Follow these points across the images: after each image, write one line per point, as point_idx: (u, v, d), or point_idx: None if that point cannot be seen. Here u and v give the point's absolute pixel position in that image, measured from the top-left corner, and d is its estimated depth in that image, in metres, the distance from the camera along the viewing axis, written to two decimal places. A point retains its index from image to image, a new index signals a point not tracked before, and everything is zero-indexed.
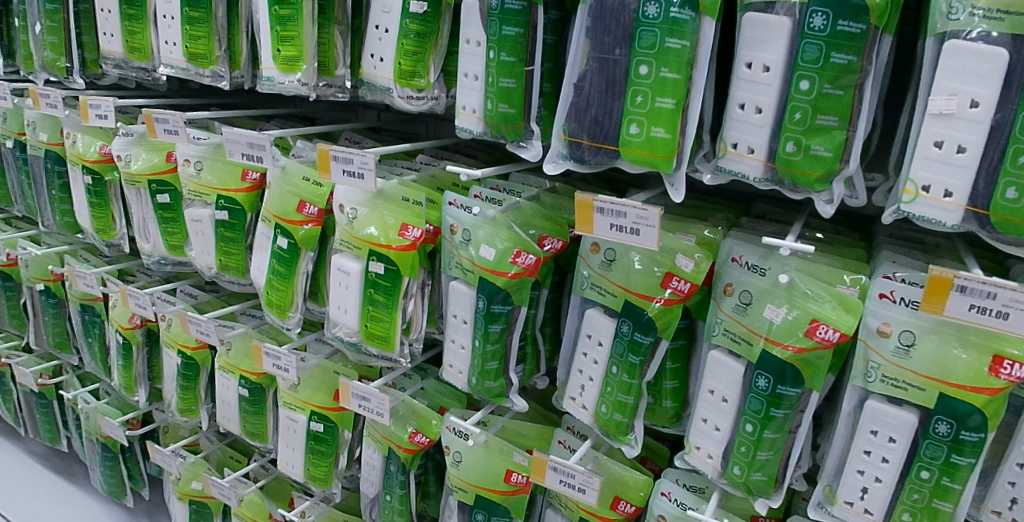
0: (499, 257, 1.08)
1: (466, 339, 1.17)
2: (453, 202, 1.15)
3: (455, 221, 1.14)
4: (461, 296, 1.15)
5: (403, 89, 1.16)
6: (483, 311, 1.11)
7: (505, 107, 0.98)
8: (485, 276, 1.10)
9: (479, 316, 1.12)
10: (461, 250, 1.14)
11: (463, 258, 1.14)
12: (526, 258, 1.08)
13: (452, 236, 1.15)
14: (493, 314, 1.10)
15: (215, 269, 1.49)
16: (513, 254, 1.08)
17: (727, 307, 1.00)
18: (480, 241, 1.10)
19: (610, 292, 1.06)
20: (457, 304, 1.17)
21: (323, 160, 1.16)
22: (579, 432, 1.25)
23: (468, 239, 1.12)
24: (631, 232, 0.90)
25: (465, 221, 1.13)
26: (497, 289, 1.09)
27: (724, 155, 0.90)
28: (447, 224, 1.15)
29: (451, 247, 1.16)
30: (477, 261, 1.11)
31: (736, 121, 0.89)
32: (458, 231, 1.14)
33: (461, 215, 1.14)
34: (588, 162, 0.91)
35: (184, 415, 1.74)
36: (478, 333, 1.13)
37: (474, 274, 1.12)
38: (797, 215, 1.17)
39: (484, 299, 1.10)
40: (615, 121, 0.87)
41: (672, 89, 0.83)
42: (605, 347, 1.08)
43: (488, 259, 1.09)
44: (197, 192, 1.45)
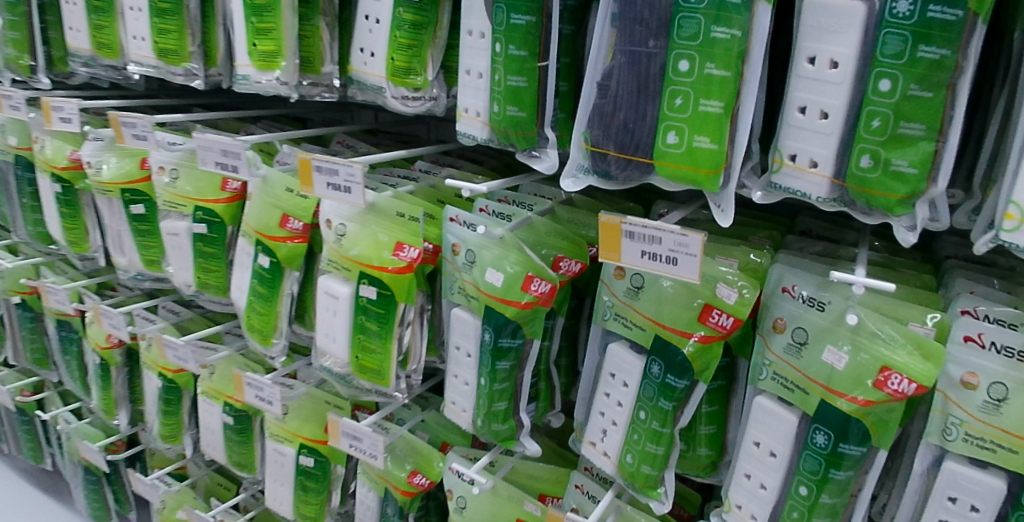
0: (508, 284, 0.93)
1: (470, 376, 1.03)
2: (454, 217, 1.00)
3: (457, 239, 0.99)
4: (464, 327, 1.01)
5: (396, 88, 1.01)
6: (490, 345, 0.96)
7: (514, 110, 0.82)
8: (493, 305, 0.95)
9: (485, 351, 0.97)
10: (463, 274, 0.99)
11: (466, 283, 0.99)
12: (540, 285, 0.93)
13: (452, 258, 1.01)
14: (501, 349, 0.96)
15: (194, 287, 1.36)
16: (524, 281, 0.92)
17: (777, 347, 0.85)
18: (486, 264, 0.95)
19: (637, 324, 0.91)
20: (459, 335, 1.02)
21: (305, 171, 0.99)
22: (597, 473, 1.10)
23: (472, 262, 0.97)
24: (665, 261, 0.75)
25: (468, 241, 0.97)
26: (505, 321, 0.94)
27: (779, 169, 0.75)
28: (448, 243, 1.00)
29: (453, 270, 1.02)
30: (483, 288, 0.95)
31: (795, 128, 0.74)
32: (461, 252, 0.99)
33: (464, 233, 0.99)
34: (615, 177, 0.74)
35: (166, 442, 1.61)
36: (484, 371, 0.99)
37: (479, 302, 0.97)
38: (848, 232, 1.03)
39: (492, 332, 0.96)
40: (649, 128, 0.71)
41: (721, 90, 0.68)
42: (631, 389, 0.93)
43: (494, 287, 0.94)
44: (172, 203, 1.31)
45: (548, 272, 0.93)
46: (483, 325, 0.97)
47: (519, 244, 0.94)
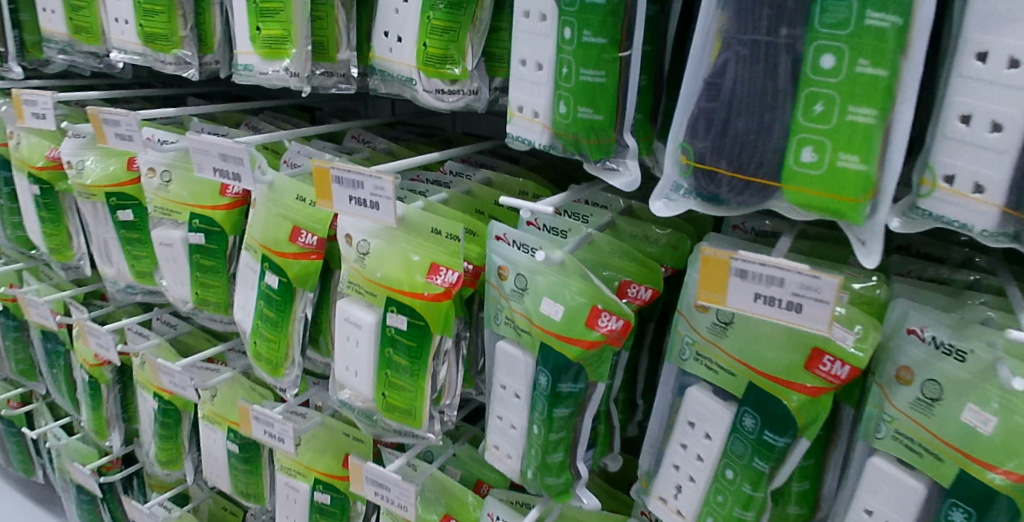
0: (570, 318, 0.78)
1: (518, 420, 0.88)
2: (500, 236, 0.85)
3: (505, 261, 0.84)
4: (512, 365, 0.86)
5: (429, 79, 0.85)
6: (547, 389, 0.82)
7: (588, 112, 0.66)
8: (549, 342, 0.80)
9: (539, 395, 0.83)
10: (511, 303, 0.84)
11: (515, 314, 0.84)
12: (609, 321, 0.77)
13: (497, 283, 0.85)
14: (559, 393, 0.82)
15: (192, 304, 1.21)
16: (590, 315, 0.77)
17: (901, 401, 0.71)
18: (540, 293, 0.80)
19: (725, 368, 0.77)
20: (505, 373, 0.87)
21: (321, 181, 0.83)
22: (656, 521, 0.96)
23: (523, 289, 0.82)
24: (786, 307, 0.59)
25: (519, 264, 0.82)
26: (565, 363, 0.80)
27: (929, 192, 0.58)
28: (493, 265, 0.85)
29: (497, 297, 0.86)
30: (537, 322, 0.80)
31: (953, 141, 0.56)
32: (508, 276, 0.83)
33: (513, 256, 0.83)
34: (725, 202, 0.58)
35: (165, 467, 1.47)
36: (538, 417, 0.84)
37: (533, 338, 0.82)
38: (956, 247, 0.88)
39: (549, 374, 0.81)
40: (774, 142, 0.54)
41: (874, 94, 0.51)
42: (715, 443, 0.79)
43: (552, 321, 0.79)
44: (165, 209, 1.16)
45: (618, 305, 0.78)
46: (537, 364, 0.82)
47: (584, 270, 0.79)
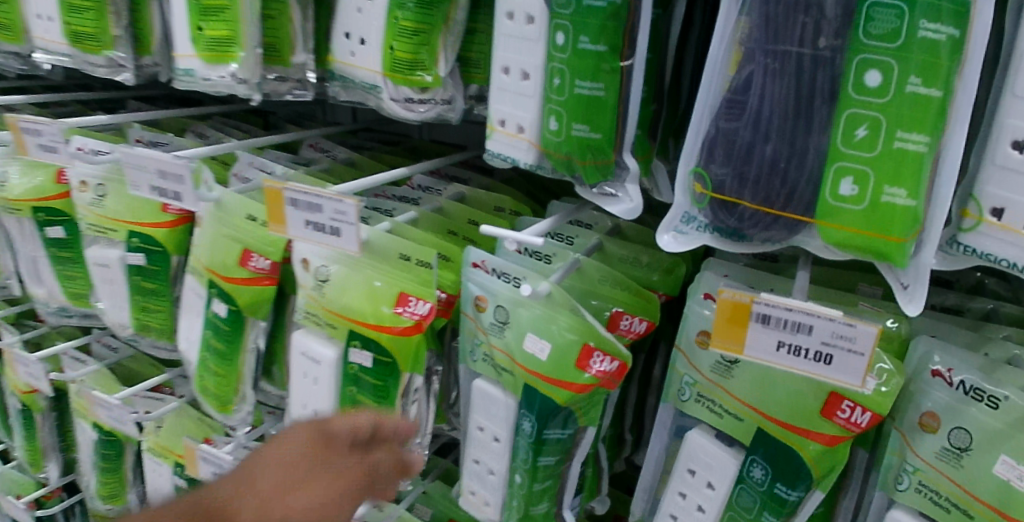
0: (559, 359, 0.69)
1: (498, 467, 0.79)
2: (478, 262, 0.76)
3: (484, 291, 0.75)
4: (491, 407, 0.76)
5: (395, 87, 0.75)
6: (531, 435, 0.73)
7: (583, 129, 0.58)
8: (533, 384, 0.71)
9: (523, 441, 0.74)
10: (490, 339, 0.75)
11: (494, 352, 0.75)
12: (601, 362, 0.69)
13: (474, 316, 0.76)
14: (545, 441, 0.73)
15: (132, 330, 1.09)
16: (580, 355, 0.69)
17: (925, 450, 0.63)
18: (523, 328, 0.71)
19: (730, 411, 0.70)
20: (482, 415, 0.78)
21: (273, 202, 0.72)
22: None
23: (504, 324, 0.73)
24: (815, 359, 0.52)
25: (501, 296, 0.73)
26: (552, 408, 0.71)
27: (973, 226, 0.50)
28: (470, 295, 0.76)
29: (474, 331, 0.77)
30: (521, 361, 0.72)
31: (1004, 169, 0.48)
32: (487, 308, 0.74)
33: (493, 286, 0.74)
34: (748, 238, 0.50)
35: (106, 503, 1.35)
36: (521, 467, 0.76)
37: (516, 379, 0.73)
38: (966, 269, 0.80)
39: (534, 420, 0.72)
40: (808, 171, 0.46)
41: (925, 117, 0.44)
42: (719, 493, 0.72)
43: (537, 361, 0.70)
44: (99, 226, 1.04)
45: (610, 344, 0.69)
46: (519, 408, 0.74)
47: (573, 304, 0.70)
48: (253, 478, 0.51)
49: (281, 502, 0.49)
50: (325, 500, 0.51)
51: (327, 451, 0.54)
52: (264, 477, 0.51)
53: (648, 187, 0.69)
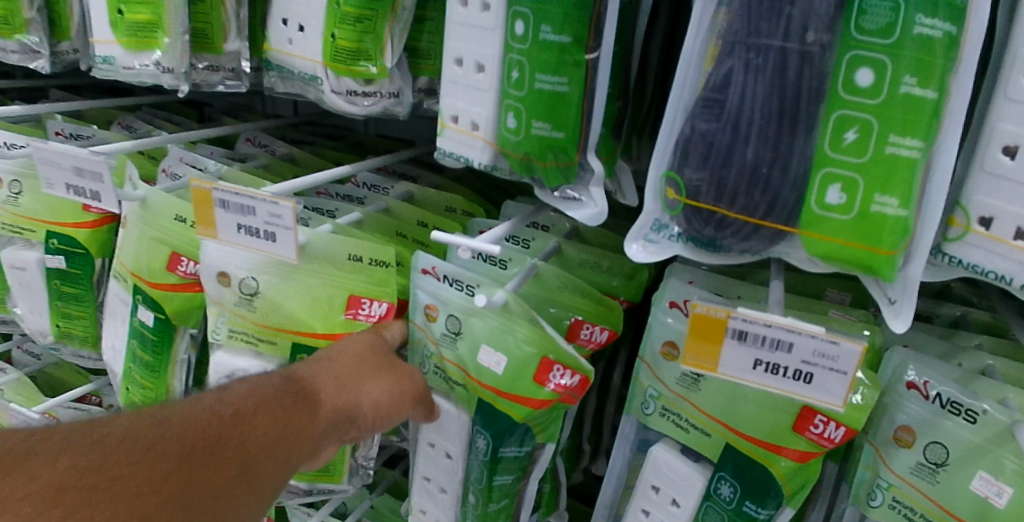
0: (517, 372, 0.65)
1: (449, 485, 0.74)
2: (428, 269, 0.68)
3: (434, 299, 0.69)
4: (444, 423, 0.71)
5: (337, 78, 0.69)
6: (485, 455, 0.68)
7: (545, 128, 0.53)
8: (489, 399, 0.67)
9: (477, 461, 0.70)
10: (441, 351, 0.69)
11: (446, 364, 0.69)
12: (561, 376, 0.64)
13: (423, 325, 0.71)
14: (500, 461, 0.68)
15: (53, 338, 1.00)
16: (538, 369, 0.64)
17: (898, 464, 0.61)
18: (478, 339, 0.66)
19: (697, 426, 0.66)
20: (434, 431, 0.72)
21: (200, 204, 0.65)
22: None
23: (457, 335, 0.68)
24: (794, 377, 0.48)
25: (453, 305, 0.67)
26: (509, 425, 0.66)
27: (963, 237, 0.47)
28: (419, 303, 0.70)
29: (424, 341, 0.71)
30: (475, 374, 0.67)
31: (993, 176, 0.45)
32: (438, 316, 0.69)
33: (445, 294, 0.68)
34: (727, 249, 0.47)
35: None
36: (473, 488, 0.71)
37: (470, 392, 0.68)
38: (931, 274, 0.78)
39: (489, 440, 0.68)
40: (793, 177, 0.43)
41: (919, 120, 0.41)
42: (684, 511, 0.68)
43: (492, 374, 0.66)
44: (14, 226, 0.95)
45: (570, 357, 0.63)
46: (473, 425, 0.69)
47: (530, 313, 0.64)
48: (331, 367, 0.64)
49: (358, 382, 0.64)
50: (393, 385, 0.67)
51: (388, 353, 0.68)
52: (343, 364, 0.64)
53: (613, 190, 0.64)
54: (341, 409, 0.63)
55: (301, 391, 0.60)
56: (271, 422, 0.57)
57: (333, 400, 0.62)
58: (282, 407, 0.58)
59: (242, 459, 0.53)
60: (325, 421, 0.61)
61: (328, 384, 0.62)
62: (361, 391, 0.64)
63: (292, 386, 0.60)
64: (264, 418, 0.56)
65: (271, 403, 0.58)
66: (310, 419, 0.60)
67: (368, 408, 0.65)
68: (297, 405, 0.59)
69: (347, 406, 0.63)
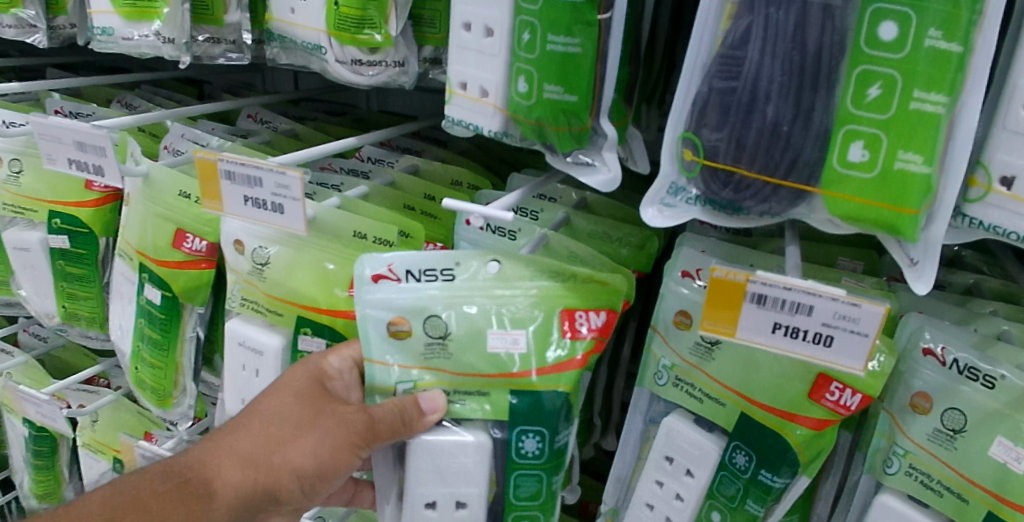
0: (546, 346, 0.61)
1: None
2: (387, 268, 0.63)
3: (399, 310, 0.62)
4: (450, 468, 0.61)
5: (342, 47, 0.68)
6: (541, 458, 0.62)
7: (558, 91, 0.52)
8: (519, 391, 0.61)
9: (528, 472, 0.63)
10: (433, 367, 0.62)
11: (445, 383, 0.62)
12: (587, 319, 0.62)
13: (395, 353, 0.63)
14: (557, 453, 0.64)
15: (59, 320, 1.00)
16: (564, 322, 0.62)
17: (917, 432, 0.61)
18: (470, 325, 0.61)
19: (712, 396, 0.65)
20: (436, 483, 0.61)
21: (207, 177, 0.64)
22: None
23: (445, 337, 0.62)
24: (816, 341, 0.47)
25: (429, 300, 0.62)
26: (562, 406, 0.62)
27: (984, 197, 0.45)
28: (383, 317, 0.62)
29: (394, 375, 0.63)
30: (495, 370, 0.61)
31: (1016, 134, 0.43)
32: (409, 325, 0.62)
33: (414, 294, 0.62)
34: (745, 212, 0.46)
35: (42, 502, 1.26)
36: (528, 507, 0.64)
37: (491, 397, 0.62)
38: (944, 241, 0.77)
39: (542, 437, 0.62)
40: (813, 134, 0.42)
41: (944, 75, 0.40)
42: (699, 481, 0.67)
43: (518, 358, 0.61)
44: (16, 207, 0.95)
45: (603, 292, 0.63)
46: (510, 436, 0.62)
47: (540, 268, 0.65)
48: (240, 447, 0.65)
49: (276, 452, 0.65)
50: (318, 446, 0.63)
51: (328, 399, 0.64)
52: (255, 439, 0.65)
53: (623, 157, 0.62)
54: (258, 485, 0.65)
55: (197, 485, 0.65)
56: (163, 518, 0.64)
57: (241, 479, 0.65)
58: (176, 501, 0.64)
59: None
60: (236, 500, 0.65)
61: (235, 467, 0.65)
62: (280, 460, 0.64)
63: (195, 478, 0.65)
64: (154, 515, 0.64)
65: (164, 501, 0.65)
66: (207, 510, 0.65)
67: (291, 477, 0.64)
68: (195, 495, 0.65)
69: (264, 481, 0.65)
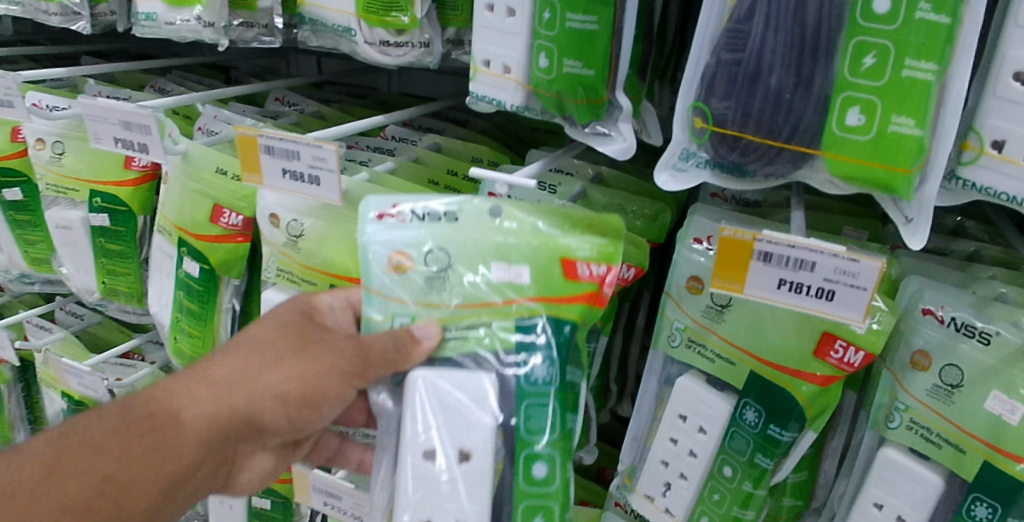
0: (545, 275, 0.61)
1: (465, 508, 0.55)
2: (382, 213, 0.63)
3: (401, 243, 0.62)
4: (456, 402, 0.56)
5: (370, 29, 0.73)
6: (552, 385, 0.59)
7: (577, 66, 0.56)
8: (523, 319, 0.60)
9: (539, 403, 0.59)
10: (431, 303, 0.61)
11: (442, 318, 0.60)
12: (590, 267, 0.62)
13: (395, 287, 0.61)
14: (566, 389, 0.62)
15: (99, 295, 1.05)
16: (566, 266, 0.61)
17: (917, 388, 0.64)
18: (471, 260, 0.61)
19: (723, 356, 0.69)
20: (438, 425, 0.56)
21: (246, 151, 0.68)
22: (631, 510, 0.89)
23: (446, 271, 0.61)
24: (818, 295, 0.51)
25: (431, 235, 0.62)
26: (569, 339, 0.62)
27: (974, 161, 0.48)
28: (381, 254, 0.61)
29: (391, 309, 0.61)
30: (496, 297, 0.61)
31: (1005, 101, 0.46)
32: (409, 258, 0.61)
33: (417, 230, 0.62)
34: (752, 174, 0.49)
35: None
36: (541, 446, 0.58)
37: (492, 329, 0.60)
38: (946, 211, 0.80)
39: (551, 361, 0.60)
40: (814, 101, 0.46)
41: (935, 45, 0.43)
42: (711, 437, 0.72)
43: (517, 287, 0.61)
44: (59, 187, 1.00)
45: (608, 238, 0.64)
46: (517, 363, 0.59)
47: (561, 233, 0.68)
48: (214, 374, 0.62)
49: (254, 379, 0.61)
50: (303, 372, 0.61)
51: (314, 330, 0.63)
52: (230, 366, 0.62)
53: (638, 130, 0.65)
54: (235, 412, 0.61)
55: (162, 417, 0.61)
56: (125, 454, 0.59)
57: (213, 409, 0.61)
58: (137, 436, 0.60)
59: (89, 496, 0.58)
60: (209, 428, 0.61)
61: (204, 393, 0.61)
62: (260, 386, 0.61)
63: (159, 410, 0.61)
64: (114, 453, 0.59)
65: (125, 435, 0.60)
66: (174, 441, 0.60)
67: (274, 404, 0.61)
68: (160, 428, 0.60)
69: (241, 408, 0.61)
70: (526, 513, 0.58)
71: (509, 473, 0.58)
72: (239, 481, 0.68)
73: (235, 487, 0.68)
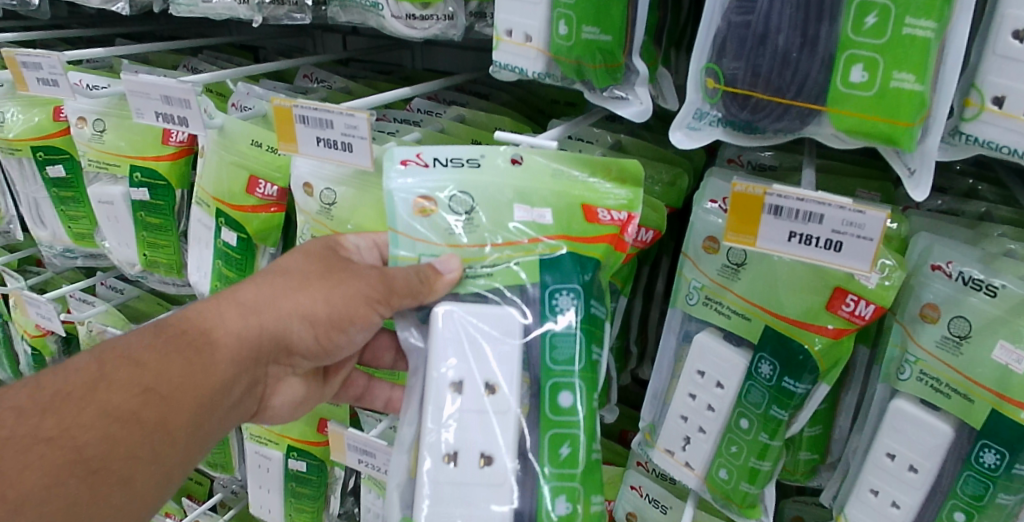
0: (564, 219, 0.65)
1: (497, 436, 0.61)
2: (409, 159, 0.67)
3: (425, 189, 0.66)
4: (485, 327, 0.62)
5: (398, 4, 0.75)
6: (575, 320, 0.64)
7: (594, 33, 0.59)
8: (547, 260, 0.65)
9: (566, 334, 0.64)
10: (456, 244, 0.65)
11: (464, 257, 0.65)
12: (609, 214, 0.66)
13: (422, 229, 0.65)
14: (591, 324, 0.66)
15: (140, 267, 1.11)
16: (586, 211, 0.66)
17: (927, 339, 0.66)
18: (494, 207, 0.65)
19: (738, 311, 0.72)
20: (467, 359, 0.62)
21: (282, 121, 0.72)
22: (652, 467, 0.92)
23: (470, 213, 0.65)
24: (826, 246, 0.54)
25: (457, 181, 0.66)
26: (592, 275, 0.66)
27: (976, 116, 0.50)
28: (408, 197, 0.65)
29: (418, 248, 0.65)
30: (519, 237, 0.65)
31: (1005, 59, 0.48)
32: (436, 200, 0.65)
33: (442, 175, 0.66)
34: (763, 130, 0.52)
35: None
36: (564, 375, 0.63)
37: (513, 267, 0.64)
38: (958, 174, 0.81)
39: (576, 294, 0.64)
40: (819, 59, 0.48)
41: (934, 4, 0.45)
42: (727, 391, 0.75)
43: (538, 227, 0.65)
44: (100, 162, 1.04)
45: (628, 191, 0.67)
46: (541, 294, 0.64)
47: None
48: (242, 297, 0.67)
49: (281, 301, 0.66)
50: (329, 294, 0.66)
51: (337, 259, 0.68)
52: (258, 290, 0.67)
53: (654, 95, 0.68)
54: (264, 331, 0.66)
55: (197, 336, 0.64)
56: (165, 368, 0.62)
57: (243, 327, 0.66)
58: (175, 352, 0.63)
59: (138, 406, 0.60)
60: (241, 346, 0.66)
61: (235, 314, 0.66)
62: (287, 308, 0.66)
63: (192, 329, 0.64)
64: (153, 366, 0.61)
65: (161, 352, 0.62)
66: (210, 357, 0.64)
67: (301, 324, 0.67)
68: (195, 345, 0.64)
69: (270, 328, 0.66)
70: (554, 439, 0.63)
71: (535, 402, 0.63)
72: (272, 402, 0.74)
73: (268, 410, 0.75)
